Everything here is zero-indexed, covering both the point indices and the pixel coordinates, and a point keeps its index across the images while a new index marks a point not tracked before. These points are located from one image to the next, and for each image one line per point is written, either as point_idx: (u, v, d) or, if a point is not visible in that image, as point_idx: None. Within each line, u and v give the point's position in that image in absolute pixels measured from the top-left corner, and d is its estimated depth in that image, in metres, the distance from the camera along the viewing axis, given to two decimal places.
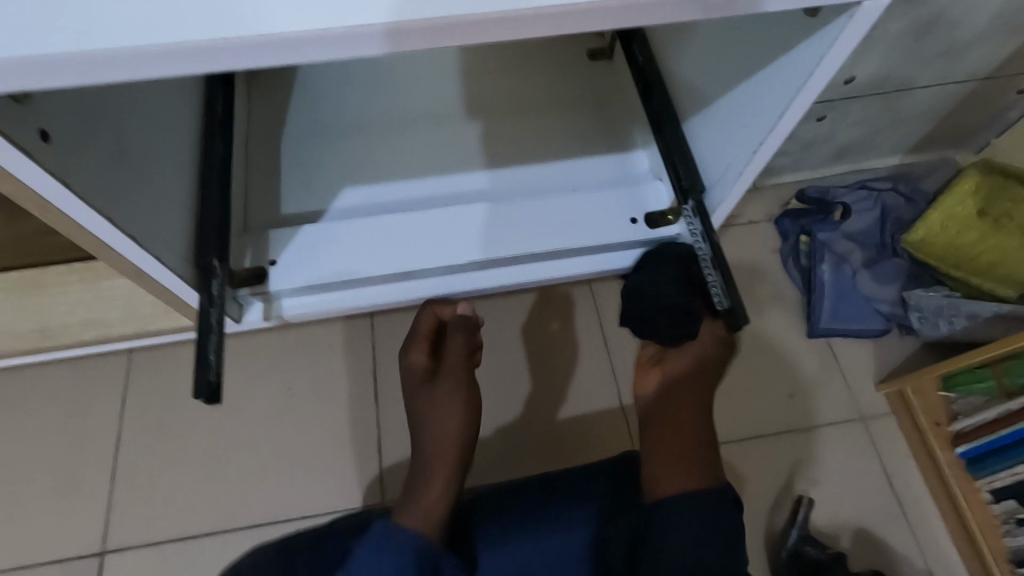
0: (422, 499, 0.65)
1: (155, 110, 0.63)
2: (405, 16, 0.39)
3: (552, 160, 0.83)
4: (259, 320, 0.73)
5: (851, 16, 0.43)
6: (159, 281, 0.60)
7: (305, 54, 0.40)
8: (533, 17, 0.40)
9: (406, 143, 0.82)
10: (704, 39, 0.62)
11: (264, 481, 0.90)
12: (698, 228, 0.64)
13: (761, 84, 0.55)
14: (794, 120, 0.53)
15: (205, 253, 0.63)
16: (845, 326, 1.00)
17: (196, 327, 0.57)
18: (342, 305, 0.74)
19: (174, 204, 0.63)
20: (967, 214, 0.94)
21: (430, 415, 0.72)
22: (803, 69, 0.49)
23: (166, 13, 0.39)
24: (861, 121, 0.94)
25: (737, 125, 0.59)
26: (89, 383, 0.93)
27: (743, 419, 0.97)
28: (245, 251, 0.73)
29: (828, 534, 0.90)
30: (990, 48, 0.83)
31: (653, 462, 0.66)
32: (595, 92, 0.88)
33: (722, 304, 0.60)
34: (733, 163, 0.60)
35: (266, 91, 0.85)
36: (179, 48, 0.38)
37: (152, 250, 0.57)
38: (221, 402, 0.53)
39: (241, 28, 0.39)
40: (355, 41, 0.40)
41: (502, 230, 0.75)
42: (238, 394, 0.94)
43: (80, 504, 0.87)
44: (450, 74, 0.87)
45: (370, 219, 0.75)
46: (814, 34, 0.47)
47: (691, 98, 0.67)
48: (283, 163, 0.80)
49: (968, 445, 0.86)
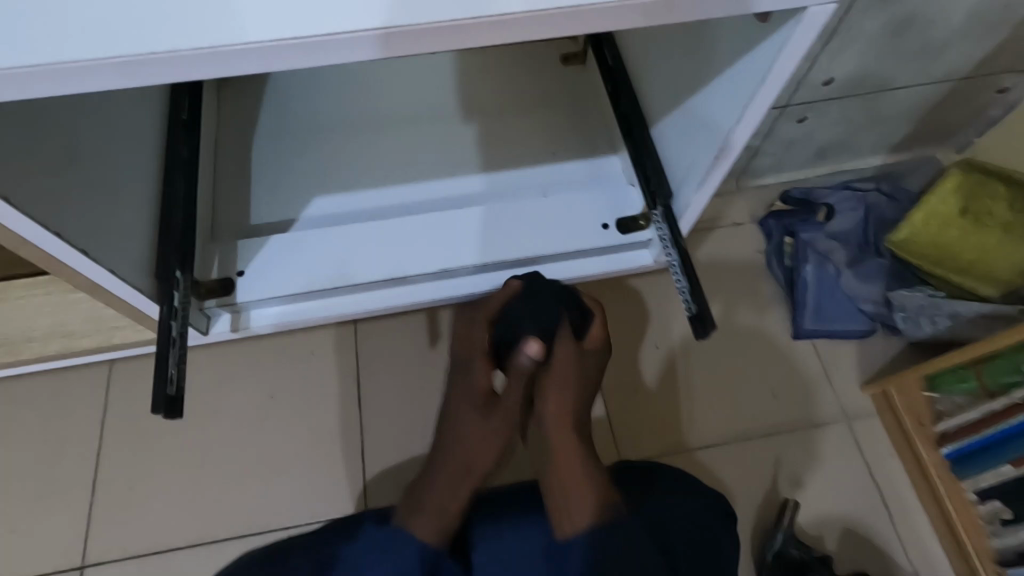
0: (433, 507, 0.69)
1: (113, 119, 0.63)
2: (355, 26, 0.39)
3: (527, 164, 0.82)
4: (227, 331, 0.73)
5: (802, 18, 0.42)
6: (114, 292, 0.60)
7: (272, 60, 0.40)
8: (487, 22, 0.40)
9: (379, 150, 0.81)
10: (672, 41, 0.62)
11: (246, 490, 0.89)
12: (668, 234, 0.62)
13: (722, 87, 0.55)
14: (755, 121, 0.52)
15: (166, 260, 0.61)
16: (829, 327, 1.00)
17: (158, 341, 0.55)
18: (307, 317, 0.73)
19: (137, 217, 0.63)
20: (950, 212, 0.92)
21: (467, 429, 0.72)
22: (759, 71, 0.49)
23: (129, 20, 0.39)
24: (840, 121, 0.94)
25: (699, 128, 0.59)
26: (68, 395, 0.92)
27: (725, 422, 0.96)
28: (212, 260, 0.73)
29: (813, 536, 0.90)
30: (964, 47, 0.83)
31: (557, 497, 0.65)
32: (570, 96, 0.87)
33: (691, 310, 0.58)
34: (698, 165, 0.60)
35: (238, 98, 0.84)
36: (145, 56, 0.38)
37: (104, 262, 0.56)
38: (181, 416, 0.52)
39: (205, 35, 0.39)
40: (313, 50, 0.40)
41: (472, 234, 0.75)
42: (219, 404, 0.93)
43: (60, 515, 0.86)
44: (423, 79, 0.86)
45: (344, 228, 0.74)
46: (768, 36, 0.46)
47: (657, 100, 0.66)
48: (255, 172, 0.80)
49: (953, 446, 0.86)
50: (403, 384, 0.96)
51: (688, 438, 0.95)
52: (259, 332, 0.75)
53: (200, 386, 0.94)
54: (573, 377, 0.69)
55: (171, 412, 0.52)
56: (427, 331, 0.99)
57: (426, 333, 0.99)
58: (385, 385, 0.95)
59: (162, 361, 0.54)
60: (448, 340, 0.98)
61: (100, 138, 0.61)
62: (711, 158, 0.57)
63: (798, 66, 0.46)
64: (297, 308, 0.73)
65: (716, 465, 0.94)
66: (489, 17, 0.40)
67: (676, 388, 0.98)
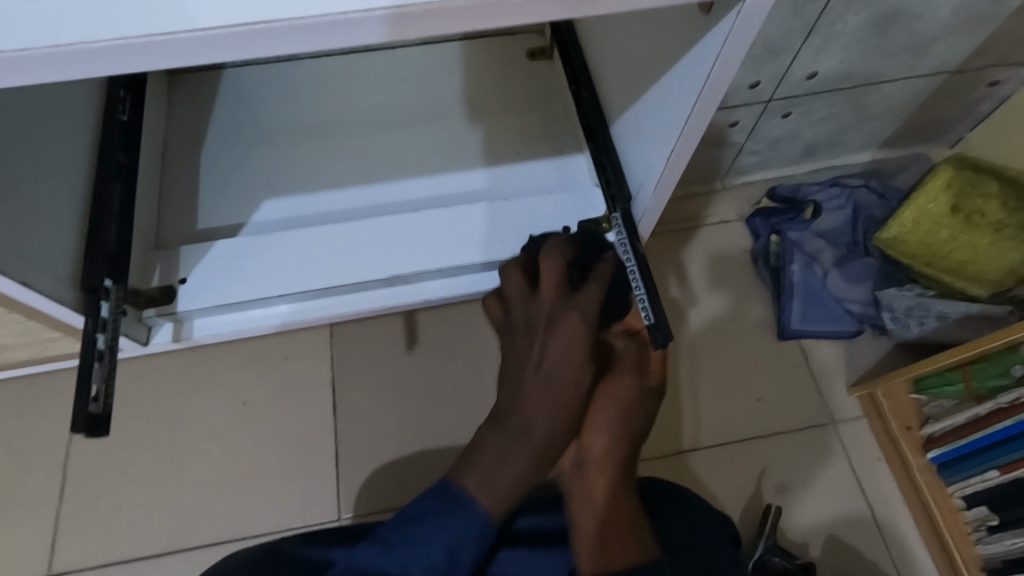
0: (505, 475, 0.57)
1: (41, 124, 0.60)
2: (277, 15, 0.37)
3: (497, 163, 0.80)
4: (168, 341, 0.71)
5: (740, 10, 0.40)
6: (33, 305, 0.58)
7: (213, 55, 0.38)
8: (423, 11, 0.38)
9: (340, 150, 0.79)
10: (627, 34, 0.59)
11: (215, 497, 0.87)
12: (624, 237, 0.61)
13: (669, 86, 0.52)
14: (703, 123, 0.50)
15: (93, 270, 0.60)
16: (815, 328, 0.98)
17: (81, 354, 0.54)
18: (257, 324, 0.72)
19: (59, 228, 0.60)
20: (940, 212, 0.91)
21: (560, 383, 0.61)
22: (701, 67, 0.46)
23: (68, 9, 0.37)
24: (826, 117, 0.92)
25: (653, 129, 0.56)
26: (35, 400, 0.90)
27: (705, 426, 0.94)
28: (154, 269, 0.70)
29: (797, 543, 0.88)
30: (953, 41, 0.80)
31: (583, 527, 0.56)
32: (537, 93, 0.85)
33: (649, 321, 0.57)
34: (654, 169, 0.57)
35: (191, 97, 0.82)
36: (84, 45, 0.36)
37: (12, 273, 0.54)
38: (104, 434, 0.50)
39: (139, 23, 0.36)
40: (232, 44, 0.38)
41: (424, 240, 0.73)
42: (190, 409, 0.91)
43: (25, 525, 0.84)
44: (383, 75, 0.84)
45: (290, 233, 0.72)
46: (710, 30, 0.44)
47: (615, 99, 0.63)
48: (207, 174, 0.77)
49: (939, 450, 0.84)
50: (378, 388, 0.94)
51: (669, 443, 0.93)
52: (202, 341, 0.73)
53: (169, 391, 0.92)
54: (621, 419, 0.62)
55: (93, 429, 0.50)
56: (404, 334, 0.97)
57: (402, 336, 0.97)
58: (359, 390, 0.93)
59: (85, 375, 0.53)
60: (425, 343, 0.96)
61: (27, 145, 0.58)
62: (663, 162, 0.55)
63: (741, 63, 0.44)
64: (301, 309, 0.73)
65: (703, 469, 0.91)
66: (437, 6, 0.38)
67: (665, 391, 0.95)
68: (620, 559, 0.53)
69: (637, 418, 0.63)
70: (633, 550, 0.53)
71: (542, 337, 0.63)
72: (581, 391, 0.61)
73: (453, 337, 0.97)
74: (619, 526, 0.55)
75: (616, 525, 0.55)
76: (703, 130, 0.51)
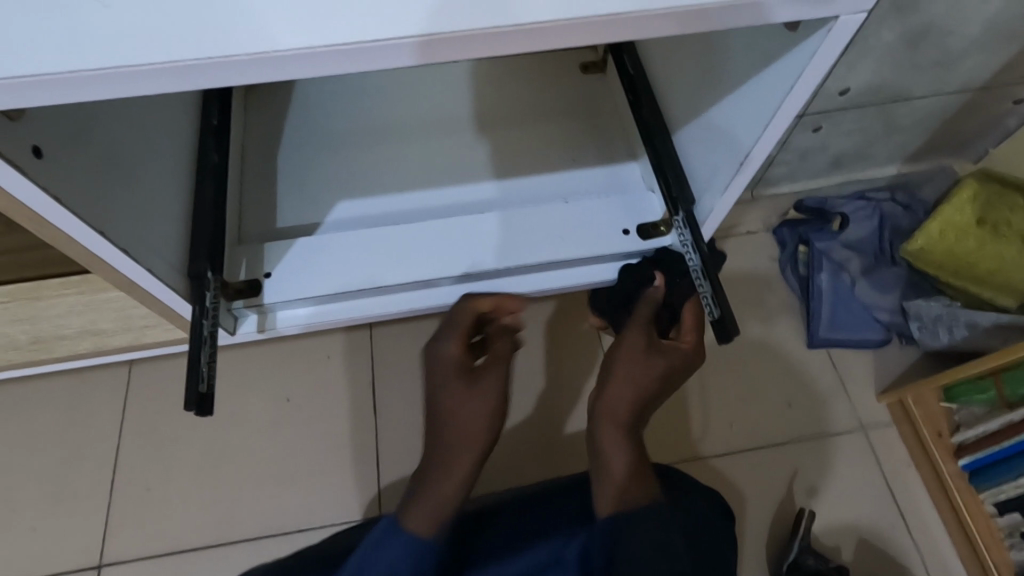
0: (435, 502, 0.66)
1: (150, 126, 0.63)
2: (386, 33, 0.40)
3: (543, 171, 0.83)
4: (253, 332, 0.73)
5: (830, 29, 0.44)
6: (152, 292, 0.60)
7: (308, 67, 0.41)
8: (517, 32, 0.41)
9: (398, 155, 0.83)
10: (695, 50, 0.62)
11: (260, 491, 0.90)
12: (689, 238, 0.64)
13: (747, 96, 0.55)
14: (779, 132, 0.53)
15: (196, 261, 0.62)
16: (845, 335, 1.00)
17: (189, 338, 0.57)
18: (310, 321, 0.74)
19: (169, 221, 0.63)
20: (966, 222, 0.92)
21: (460, 412, 0.70)
22: (784, 81, 0.50)
23: (198, 19, 0.40)
24: (855, 130, 0.95)
25: (723, 135, 0.60)
26: (88, 395, 0.93)
27: (737, 430, 0.96)
28: (240, 264, 0.74)
29: (828, 546, 0.89)
30: (981, 58, 0.84)
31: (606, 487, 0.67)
32: (587, 104, 0.88)
33: (713, 315, 0.59)
34: (721, 173, 0.61)
35: (260, 106, 0.86)
36: (214, 57, 0.39)
37: (145, 261, 0.56)
38: (212, 413, 0.54)
39: (252, 41, 0.39)
40: (345, 59, 0.41)
41: (485, 241, 0.76)
42: (236, 406, 0.94)
43: (76, 515, 0.87)
44: (441, 86, 0.88)
45: (354, 234, 0.75)
46: (795, 46, 0.48)
47: (679, 109, 0.67)
48: (280, 179, 0.81)
49: (970, 457, 0.86)
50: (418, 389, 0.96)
51: (695, 447, 0.94)
52: (285, 333, 0.75)
53: (219, 387, 0.95)
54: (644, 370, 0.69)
55: (202, 409, 0.54)
56: None
57: None
58: (400, 390, 0.96)
59: (194, 358, 0.55)
60: None
61: (139, 144, 0.61)
62: (735, 166, 0.58)
63: (825, 75, 0.47)
64: (323, 310, 0.74)
65: (733, 472, 0.93)
66: (514, 24, 0.40)
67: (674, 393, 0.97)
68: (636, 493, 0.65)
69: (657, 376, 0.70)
70: (640, 493, 0.65)
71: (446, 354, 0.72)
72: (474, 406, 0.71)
73: None
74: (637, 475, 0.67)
75: (635, 475, 0.67)
76: (781, 137, 0.54)
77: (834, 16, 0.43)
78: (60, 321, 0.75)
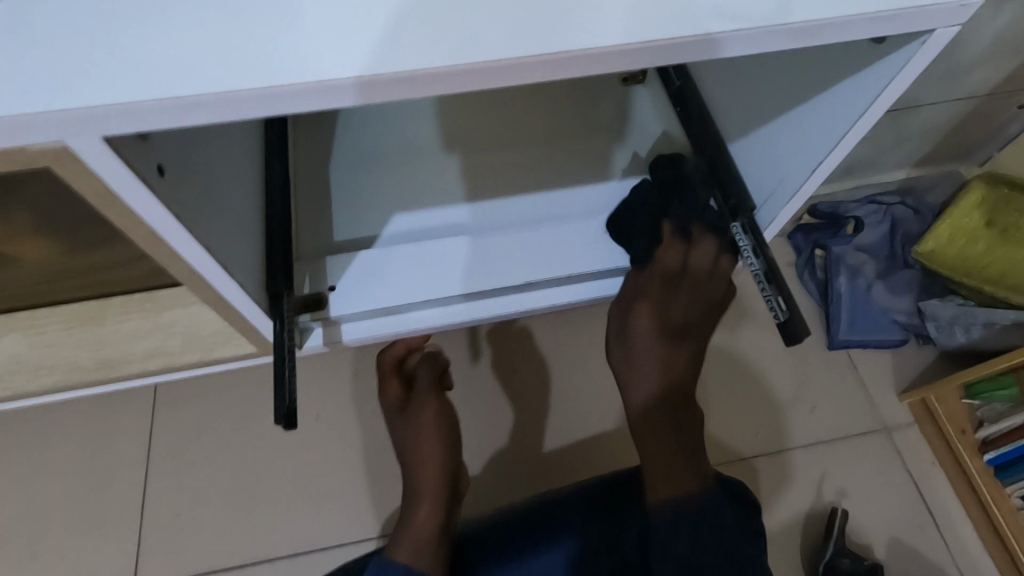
0: (417, 534, 0.71)
1: (230, 139, 0.63)
2: (447, 60, 0.39)
3: (583, 183, 0.84)
4: (320, 345, 0.74)
5: (924, 42, 0.46)
6: (240, 311, 0.61)
7: (383, 95, 0.40)
8: (584, 58, 0.41)
9: (437, 172, 0.84)
10: (749, 67, 0.65)
11: (294, 509, 0.89)
12: (747, 245, 0.64)
13: (822, 108, 0.58)
14: (853, 141, 0.56)
15: (274, 282, 0.64)
16: (864, 337, 1.01)
17: (275, 354, 0.58)
18: (396, 330, 0.75)
19: (247, 238, 0.62)
20: (974, 225, 0.96)
21: (414, 443, 0.79)
22: (865, 93, 0.53)
23: (266, 39, 0.39)
24: (871, 139, 0.98)
25: (793, 143, 0.62)
26: (113, 419, 0.92)
27: (766, 434, 0.97)
28: (303, 279, 0.75)
29: (862, 545, 0.91)
30: (987, 69, 0.87)
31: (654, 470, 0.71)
32: (625, 114, 0.89)
33: (779, 318, 0.58)
34: (790, 180, 0.63)
35: (309, 124, 0.86)
36: (291, 89, 0.38)
37: (240, 278, 0.58)
38: (297, 426, 0.54)
39: (323, 68, 0.38)
40: (422, 83, 0.40)
41: (526, 249, 0.78)
42: (264, 426, 0.93)
43: (108, 541, 0.86)
44: (474, 104, 0.89)
45: (419, 247, 0.78)
46: (878, 61, 0.50)
47: (735, 121, 0.70)
48: (336, 198, 0.82)
49: (995, 453, 0.88)
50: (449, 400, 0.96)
51: (728, 451, 0.95)
52: (349, 346, 0.75)
53: (246, 407, 0.94)
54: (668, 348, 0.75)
55: (290, 422, 0.54)
56: (468, 347, 0.99)
57: (468, 349, 0.98)
58: None
59: (280, 376, 0.56)
60: (490, 356, 0.98)
61: (222, 158, 0.61)
62: (806, 174, 0.61)
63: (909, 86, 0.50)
64: (400, 319, 0.75)
65: (764, 476, 0.94)
66: (575, 51, 0.40)
67: (703, 399, 0.98)
68: (684, 483, 0.69)
69: (676, 347, 0.75)
70: (685, 484, 0.69)
71: (383, 402, 0.83)
72: (440, 450, 0.78)
73: (518, 352, 0.99)
74: (667, 442, 0.72)
75: (678, 464, 0.70)
76: (852, 147, 0.57)
77: (930, 30, 0.45)
78: (127, 344, 0.75)
